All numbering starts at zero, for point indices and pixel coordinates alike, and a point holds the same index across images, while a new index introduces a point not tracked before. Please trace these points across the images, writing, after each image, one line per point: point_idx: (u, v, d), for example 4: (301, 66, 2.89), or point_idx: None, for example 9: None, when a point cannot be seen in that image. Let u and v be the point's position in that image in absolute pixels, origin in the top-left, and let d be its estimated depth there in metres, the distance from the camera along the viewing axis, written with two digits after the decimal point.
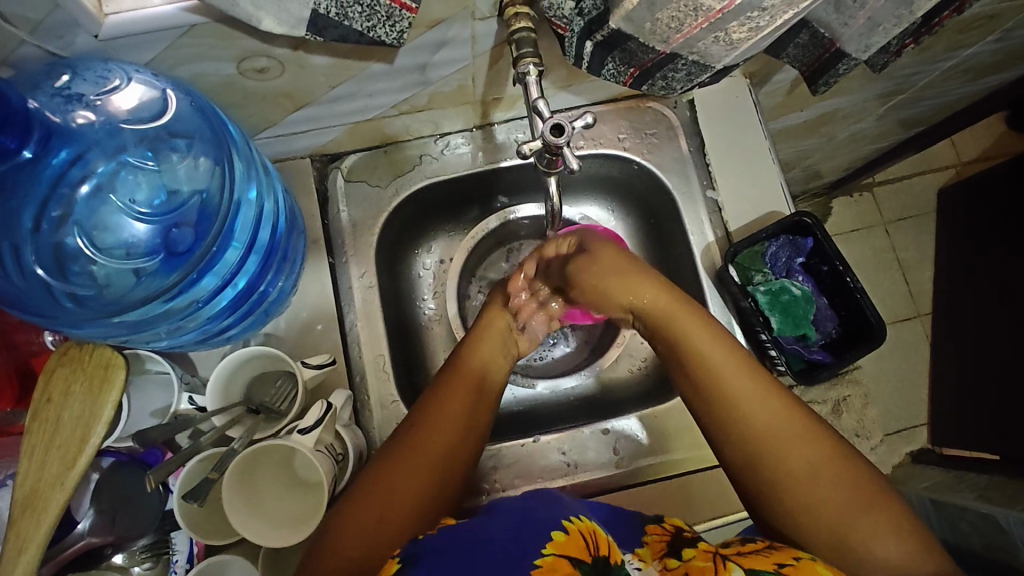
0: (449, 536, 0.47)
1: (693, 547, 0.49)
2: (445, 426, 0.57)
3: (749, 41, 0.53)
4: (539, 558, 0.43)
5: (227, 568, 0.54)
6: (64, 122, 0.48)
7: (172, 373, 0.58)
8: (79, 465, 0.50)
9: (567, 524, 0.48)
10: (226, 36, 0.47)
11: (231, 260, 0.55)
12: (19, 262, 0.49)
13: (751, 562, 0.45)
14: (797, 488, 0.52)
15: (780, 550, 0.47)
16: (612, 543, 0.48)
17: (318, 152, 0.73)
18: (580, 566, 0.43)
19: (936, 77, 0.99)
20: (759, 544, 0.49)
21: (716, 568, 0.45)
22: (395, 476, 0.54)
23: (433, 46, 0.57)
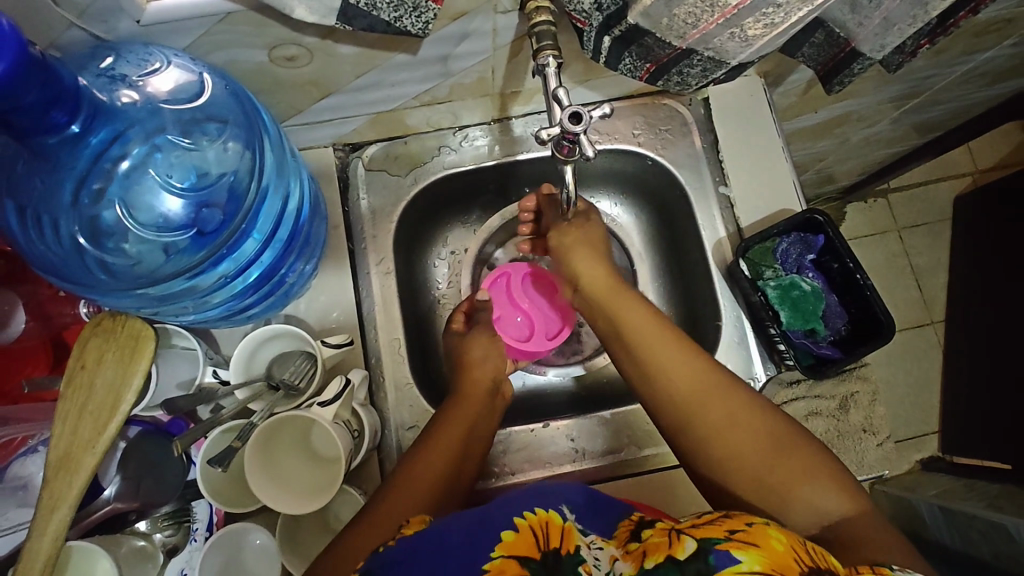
0: (412, 543, 0.47)
1: (653, 527, 0.49)
2: (433, 456, 0.60)
3: (765, 38, 0.54)
4: (488, 561, 0.44)
5: (246, 536, 0.57)
6: (110, 100, 0.49)
7: (198, 349, 0.61)
8: (111, 430, 0.52)
9: (519, 520, 0.47)
10: (260, 25, 0.49)
11: (250, 249, 0.58)
12: (56, 230, 0.51)
13: (707, 533, 0.45)
14: (706, 418, 0.55)
15: (733, 517, 0.46)
16: (569, 530, 0.48)
17: (340, 141, 0.75)
18: (528, 564, 0.43)
19: (953, 81, 0.99)
20: (714, 513, 0.48)
21: (668, 542, 0.45)
22: (403, 486, 0.57)
23: (456, 38, 0.59)
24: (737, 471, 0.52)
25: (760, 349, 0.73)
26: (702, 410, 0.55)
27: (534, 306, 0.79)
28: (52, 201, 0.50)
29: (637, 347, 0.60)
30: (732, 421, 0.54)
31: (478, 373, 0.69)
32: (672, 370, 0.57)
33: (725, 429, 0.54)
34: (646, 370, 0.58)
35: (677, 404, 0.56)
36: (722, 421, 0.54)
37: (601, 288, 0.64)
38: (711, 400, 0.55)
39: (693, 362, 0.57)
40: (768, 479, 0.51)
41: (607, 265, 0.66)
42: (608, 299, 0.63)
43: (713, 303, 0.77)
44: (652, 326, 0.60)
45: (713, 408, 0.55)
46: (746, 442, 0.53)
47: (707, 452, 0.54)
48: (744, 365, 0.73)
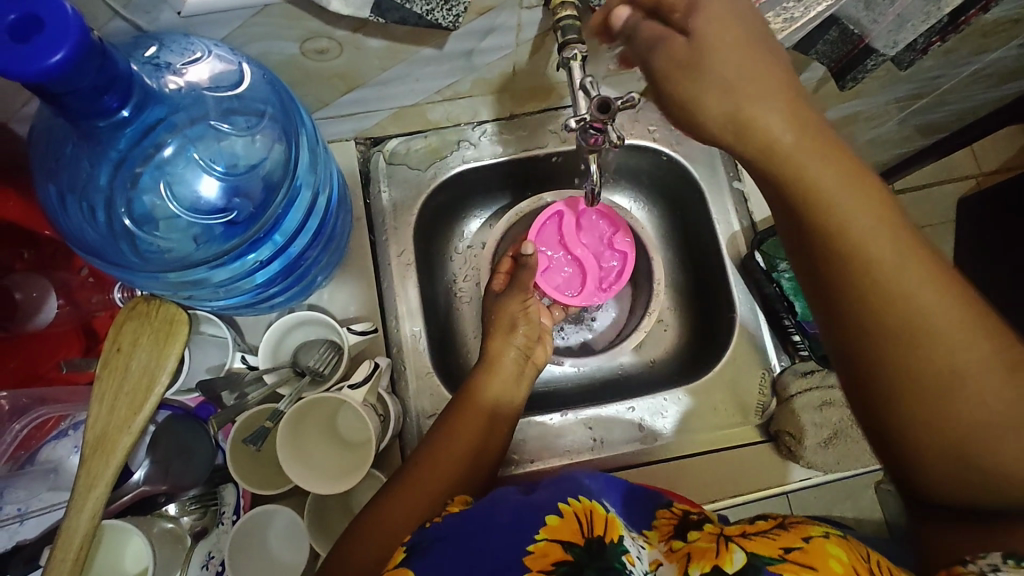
0: (454, 522, 0.49)
1: (699, 530, 0.51)
2: (461, 434, 0.61)
3: (783, 33, 0.56)
4: (532, 543, 0.45)
5: (272, 519, 0.59)
6: (158, 87, 0.49)
7: (227, 337, 0.62)
8: (147, 411, 0.53)
9: (563, 507, 0.49)
10: (296, 18, 0.51)
11: (265, 253, 0.59)
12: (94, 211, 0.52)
13: (758, 546, 0.45)
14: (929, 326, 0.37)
15: (790, 530, 0.46)
16: (612, 520, 0.50)
17: (362, 135, 0.77)
18: (571, 549, 0.45)
19: (960, 82, 1.01)
20: (767, 523, 0.48)
21: (716, 549, 0.46)
22: (428, 466, 0.58)
23: (481, 33, 0.61)
24: (906, 322, 0.38)
25: (775, 341, 0.76)
26: (911, 314, 0.38)
27: (586, 258, 0.79)
28: (90, 180, 0.51)
29: (862, 271, 0.39)
30: (909, 266, 0.38)
31: (498, 350, 0.70)
32: (858, 279, 0.39)
33: (917, 289, 0.38)
34: (811, 187, 0.39)
35: (801, 204, 0.40)
36: (905, 288, 0.38)
37: (826, 190, 0.39)
38: (953, 375, 0.37)
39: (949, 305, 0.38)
40: (983, 447, 0.37)
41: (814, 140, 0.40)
42: (842, 210, 0.39)
43: (727, 296, 0.78)
44: (889, 246, 0.39)
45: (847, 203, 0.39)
46: (903, 266, 0.38)
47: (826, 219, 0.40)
48: (762, 355, 0.75)
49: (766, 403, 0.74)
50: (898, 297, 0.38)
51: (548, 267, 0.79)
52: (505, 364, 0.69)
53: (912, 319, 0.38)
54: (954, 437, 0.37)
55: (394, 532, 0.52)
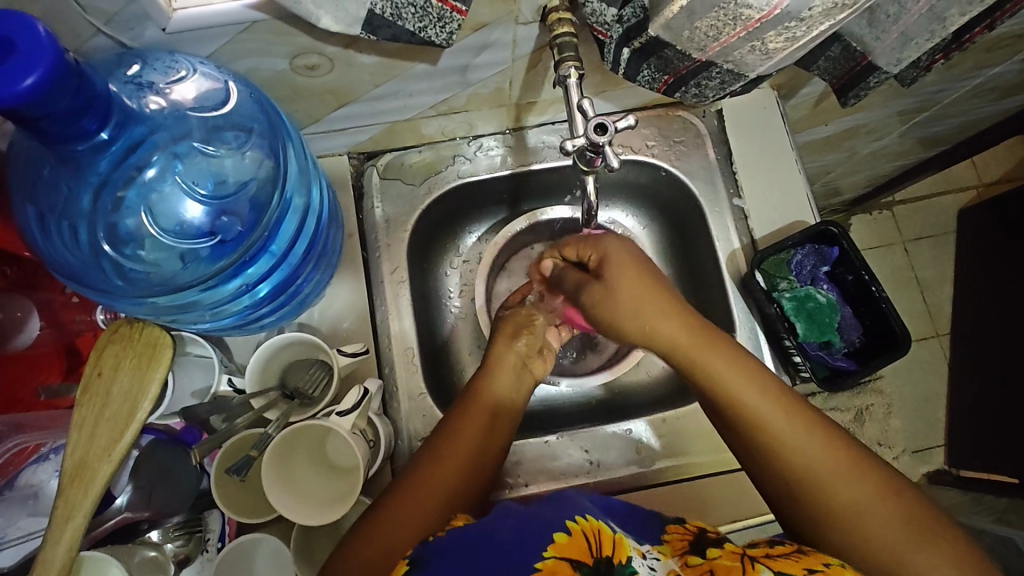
0: (460, 538, 0.48)
1: (716, 547, 0.50)
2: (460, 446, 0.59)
3: (785, 51, 0.54)
4: (539, 562, 0.44)
5: (254, 547, 0.56)
6: (138, 107, 0.49)
7: (213, 357, 0.61)
8: (128, 438, 0.51)
9: (573, 524, 0.47)
10: (284, 34, 0.50)
11: (261, 267, 0.57)
12: (75, 235, 0.51)
13: (784, 567, 0.47)
14: (763, 434, 0.55)
15: (810, 555, 0.49)
16: (621, 540, 0.48)
17: (355, 150, 0.75)
18: (580, 568, 0.43)
19: (962, 95, 1.00)
20: (786, 547, 0.50)
21: (741, 568, 0.47)
22: (431, 470, 0.58)
23: (476, 49, 0.59)
24: (744, 425, 0.56)
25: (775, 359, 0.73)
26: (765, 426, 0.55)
27: None
28: (72, 203, 0.50)
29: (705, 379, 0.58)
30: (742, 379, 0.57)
31: (499, 356, 0.68)
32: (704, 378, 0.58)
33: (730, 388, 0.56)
34: (698, 366, 0.58)
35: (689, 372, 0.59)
36: (755, 407, 0.55)
37: (656, 309, 0.60)
38: (795, 449, 0.53)
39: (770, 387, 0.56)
40: (857, 524, 0.50)
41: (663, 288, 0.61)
42: (678, 333, 0.59)
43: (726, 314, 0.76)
44: (712, 350, 0.58)
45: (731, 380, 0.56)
46: (791, 429, 0.54)
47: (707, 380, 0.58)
48: None
49: None
50: (803, 461, 0.53)
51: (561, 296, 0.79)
52: (506, 369, 0.67)
53: (814, 476, 0.53)
54: (880, 553, 0.49)
55: (398, 542, 0.52)
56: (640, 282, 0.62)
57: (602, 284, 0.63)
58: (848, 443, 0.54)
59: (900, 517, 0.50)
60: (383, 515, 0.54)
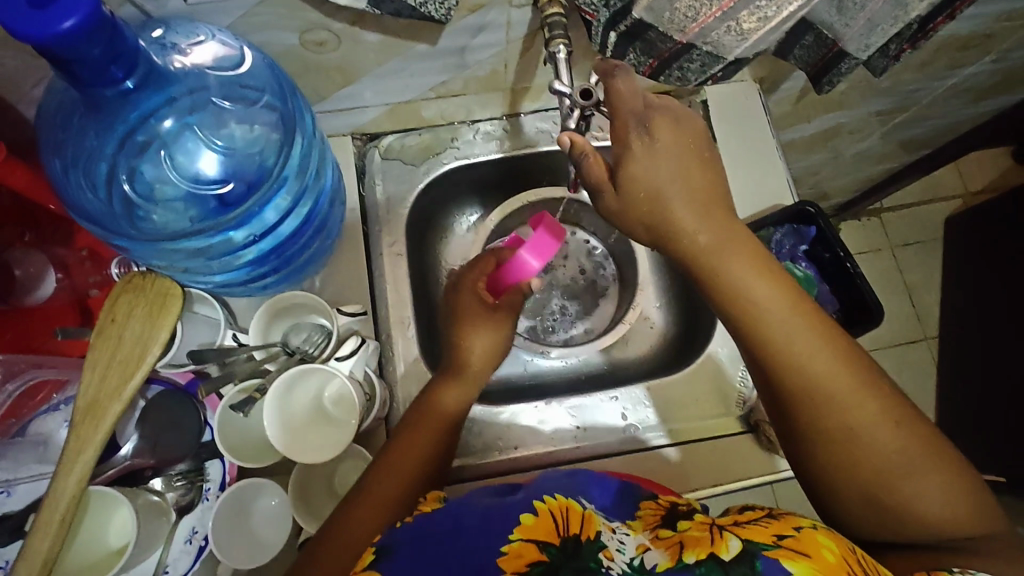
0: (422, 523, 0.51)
1: (688, 520, 0.52)
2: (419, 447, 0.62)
3: (758, 32, 0.59)
4: (506, 544, 0.47)
5: (246, 492, 0.60)
6: (164, 64, 0.53)
7: (221, 317, 0.64)
8: (138, 379, 0.55)
9: (539, 504, 0.50)
10: (295, 8, 0.54)
11: (265, 223, 0.61)
12: (95, 180, 0.55)
13: (752, 533, 0.48)
14: (821, 395, 0.50)
15: (780, 519, 0.50)
16: (590, 517, 0.51)
17: (358, 130, 0.79)
18: (546, 549, 0.46)
19: (939, 96, 1.05)
20: (756, 513, 0.52)
21: (710, 538, 0.48)
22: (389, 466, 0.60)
23: (473, 30, 0.64)
24: (799, 385, 0.51)
25: None
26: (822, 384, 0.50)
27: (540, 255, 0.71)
28: (97, 149, 0.54)
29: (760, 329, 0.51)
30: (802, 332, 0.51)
31: (468, 344, 0.69)
32: (762, 325, 0.51)
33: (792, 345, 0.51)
34: (719, 274, 0.52)
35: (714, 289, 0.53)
36: (816, 365, 0.50)
37: (709, 247, 0.52)
38: (852, 401, 0.50)
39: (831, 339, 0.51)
40: (895, 482, 0.49)
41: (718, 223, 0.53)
42: (741, 273, 0.52)
43: None
44: (777, 298, 0.51)
45: (757, 287, 0.51)
46: (800, 333, 0.51)
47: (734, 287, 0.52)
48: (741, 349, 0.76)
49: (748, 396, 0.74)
50: (815, 368, 0.50)
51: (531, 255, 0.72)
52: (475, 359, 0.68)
53: (820, 386, 0.50)
54: (891, 500, 0.49)
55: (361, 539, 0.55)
56: (677, 144, 0.52)
57: (655, 137, 0.52)
58: (904, 406, 0.50)
59: (936, 476, 0.49)
60: (341, 514, 0.57)
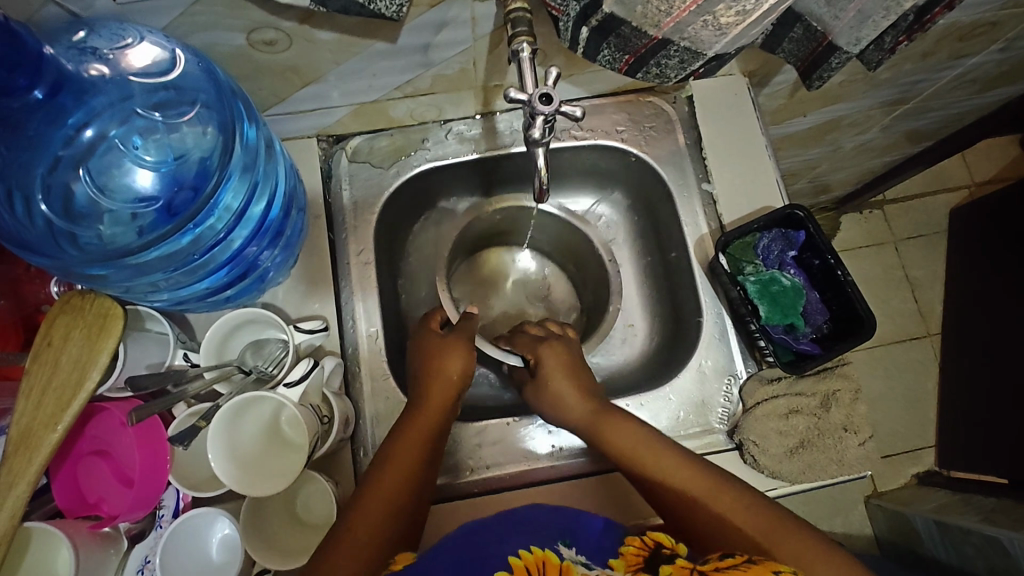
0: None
1: (670, 564, 0.50)
2: (409, 442, 0.58)
3: (738, 27, 0.55)
4: None
5: (192, 523, 0.56)
6: (78, 71, 0.50)
7: (170, 334, 0.60)
8: (73, 410, 0.51)
9: (514, 561, 0.49)
10: (238, 7, 0.51)
11: (216, 227, 0.57)
12: (28, 208, 0.52)
13: None
14: (700, 514, 0.54)
15: (759, 563, 0.48)
16: (568, 568, 0.49)
17: (324, 132, 0.75)
18: None
19: (941, 87, 1.00)
20: (736, 558, 0.49)
21: None
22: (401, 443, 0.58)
23: (434, 27, 0.60)
24: (684, 508, 0.55)
25: (741, 345, 0.73)
26: (693, 500, 0.55)
27: (119, 453, 0.56)
28: (26, 168, 0.52)
29: (645, 464, 0.59)
30: (675, 467, 0.57)
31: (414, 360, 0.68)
32: (632, 453, 0.60)
33: (672, 476, 0.57)
34: (601, 429, 0.63)
35: (623, 461, 0.60)
36: (687, 485, 0.56)
37: (586, 412, 0.64)
38: (720, 509, 0.54)
39: (707, 474, 0.56)
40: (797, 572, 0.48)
41: (573, 378, 0.67)
42: (603, 422, 0.63)
43: (694, 300, 0.76)
44: (646, 445, 0.60)
45: (623, 437, 0.61)
46: (670, 467, 0.57)
47: (609, 445, 0.62)
48: (725, 362, 0.73)
49: (733, 409, 0.71)
50: (685, 491, 0.56)
51: (119, 459, 0.56)
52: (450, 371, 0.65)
53: (694, 504, 0.55)
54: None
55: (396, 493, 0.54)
56: (563, 366, 0.68)
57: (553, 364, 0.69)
58: (780, 518, 0.51)
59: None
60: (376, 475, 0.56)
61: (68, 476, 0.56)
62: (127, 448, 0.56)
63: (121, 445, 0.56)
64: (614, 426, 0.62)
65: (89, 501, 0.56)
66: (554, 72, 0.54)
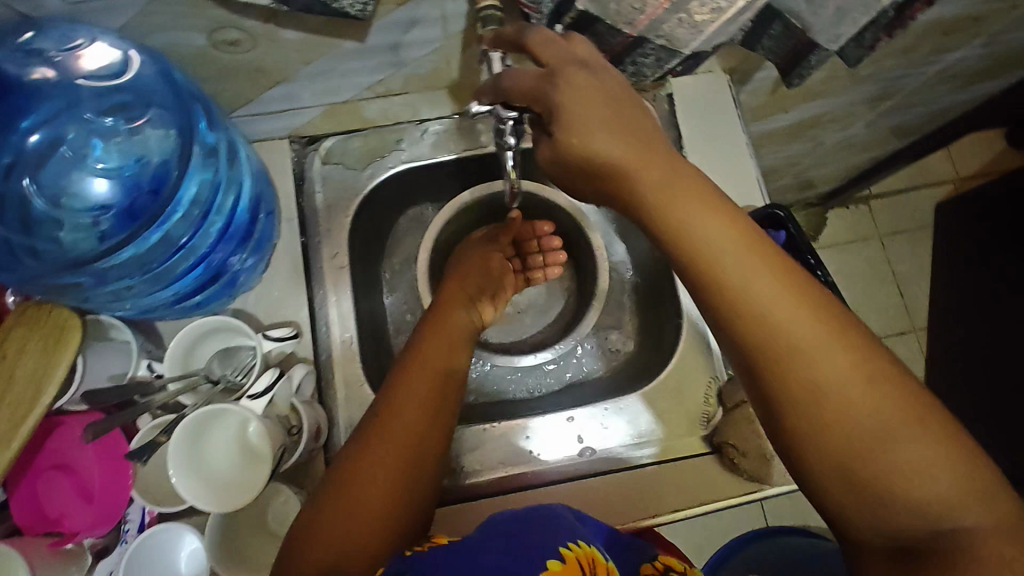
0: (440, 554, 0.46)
1: None
2: (411, 409, 0.54)
3: (714, 24, 0.54)
4: None
5: (156, 539, 0.55)
6: (25, 77, 0.50)
7: (133, 343, 0.58)
8: (26, 429, 0.49)
9: (564, 551, 0.45)
10: (196, 6, 0.49)
11: (179, 229, 0.56)
12: None
13: None
14: (788, 347, 0.39)
15: None
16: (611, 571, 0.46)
17: (296, 133, 0.73)
18: None
19: (925, 82, 0.99)
20: None
21: None
22: (400, 409, 0.54)
23: (404, 25, 0.58)
24: (767, 341, 0.40)
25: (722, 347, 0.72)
26: (786, 336, 0.40)
27: (81, 467, 0.55)
28: None
29: (713, 274, 0.41)
30: (762, 278, 0.40)
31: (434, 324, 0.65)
32: (687, 237, 0.41)
33: (758, 302, 0.40)
34: (664, 206, 0.42)
35: (685, 260, 0.42)
36: (783, 316, 0.40)
37: (652, 183, 0.42)
38: (822, 347, 0.39)
39: (808, 298, 0.40)
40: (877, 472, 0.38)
41: (630, 142, 0.44)
42: (657, 190, 0.42)
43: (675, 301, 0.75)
44: (722, 226, 0.41)
45: (686, 218, 0.41)
46: (757, 278, 0.40)
47: (672, 233, 0.42)
48: (705, 362, 0.72)
49: (712, 414, 0.70)
50: (777, 319, 0.40)
51: (81, 473, 0.55)
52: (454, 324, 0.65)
53: (782, 330, 0.40)
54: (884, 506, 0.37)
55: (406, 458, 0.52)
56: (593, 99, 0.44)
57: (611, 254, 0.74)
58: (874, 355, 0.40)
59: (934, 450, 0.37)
60: (372, 449, 0.52)
61: (27, 493, 0.55)
62: (89, 461, 0.55)
63: (83, 458, 0.55)
64: (686, 201, 0.42)
65: (50, 517, 0.54)
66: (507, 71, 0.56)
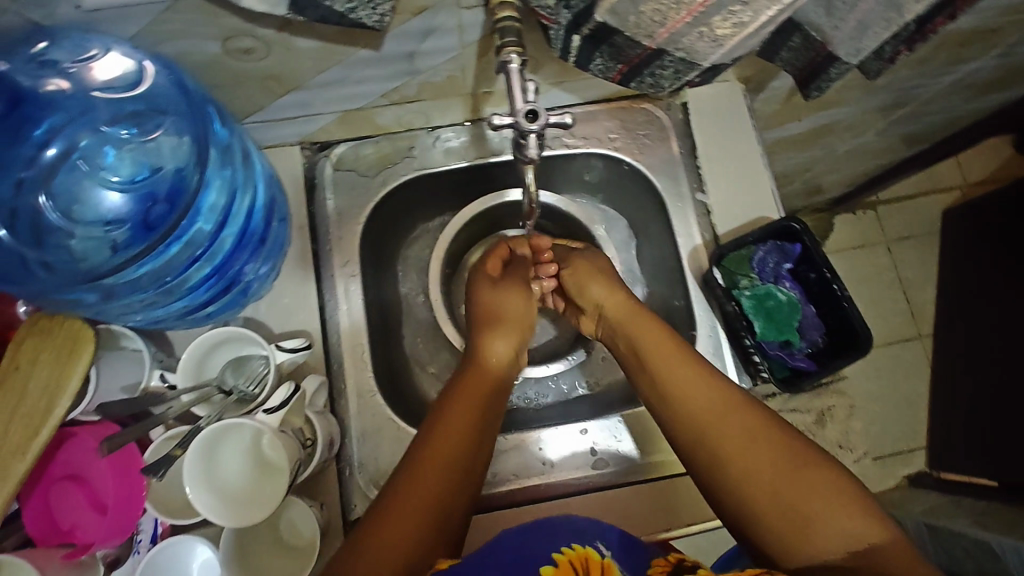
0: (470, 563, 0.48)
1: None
2: (457, 429, 0.57)
3: (735, 38, 0.53)
4: None
5: (170, 551, 0.55)
6: (36, 88, 0.49)
7: (145, 351, 0.58)
8: (40, 439, 0.49)
9: (558, 555, 0.48)
10: (211, 14, 0.49)
11: (198, 239, 0.55)
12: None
13: None
14: (724, 460, 0.53)
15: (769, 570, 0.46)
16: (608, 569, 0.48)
17: (307, 139, 0.72)
18: None
19: (939, 91, 0.98)
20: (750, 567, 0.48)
21: None
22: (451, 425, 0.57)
23: (420, 34, 0.57)
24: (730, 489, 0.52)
25: (735, 360, 0.71)
26: (745, 474, 0.52)
27: (92, 478, 0.55)
28: None
29: (701, 437, 0.55)
30: (753, 454, 0.53)
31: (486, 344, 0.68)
32: (691, 413, 0.57)
33: (738, 458, 0.53)
34: (667, 381, 0.59)
35: (684, 416, 0.57)
36: (742, 460, 0.53)
37: (662, 366, 0.60)
38: (760, 459, 0.52)
39: (777, 439, 0.53)
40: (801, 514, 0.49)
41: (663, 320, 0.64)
42: (675, 368, 0.59)
43: (687, 311, 0.74)
44: (725, 408, 0.56)
45: (688, 384, 0.58)
46: (747, 451, 0.53)
47: (664, 390, 0.59)
48: None
49: None
50: (741, 468, 0.52)
51: (93, 484, 0.54)
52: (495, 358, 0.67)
53: (741, 475, 0.52)
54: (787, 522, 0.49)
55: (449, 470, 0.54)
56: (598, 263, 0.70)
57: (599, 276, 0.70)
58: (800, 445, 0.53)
59: (843, 512, 0.48)
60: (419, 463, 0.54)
61: (39, 504, 0.54)
62: (100, 473, 0.54)
63: (94, 470, 0.54)
64: (686, 373, 0.59)
65: (62, 529, 0.54)
66: (532, 88, 0.54)
